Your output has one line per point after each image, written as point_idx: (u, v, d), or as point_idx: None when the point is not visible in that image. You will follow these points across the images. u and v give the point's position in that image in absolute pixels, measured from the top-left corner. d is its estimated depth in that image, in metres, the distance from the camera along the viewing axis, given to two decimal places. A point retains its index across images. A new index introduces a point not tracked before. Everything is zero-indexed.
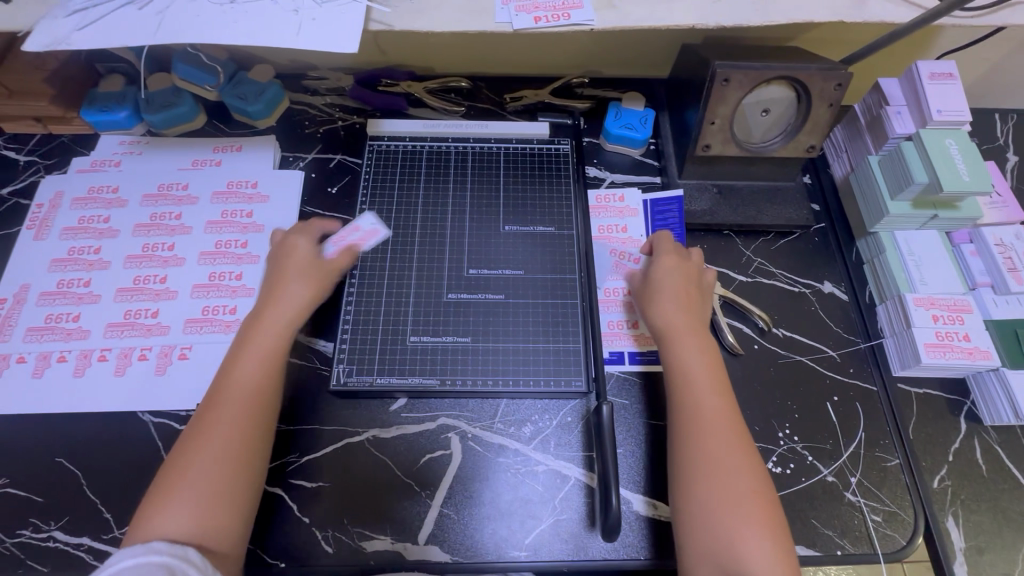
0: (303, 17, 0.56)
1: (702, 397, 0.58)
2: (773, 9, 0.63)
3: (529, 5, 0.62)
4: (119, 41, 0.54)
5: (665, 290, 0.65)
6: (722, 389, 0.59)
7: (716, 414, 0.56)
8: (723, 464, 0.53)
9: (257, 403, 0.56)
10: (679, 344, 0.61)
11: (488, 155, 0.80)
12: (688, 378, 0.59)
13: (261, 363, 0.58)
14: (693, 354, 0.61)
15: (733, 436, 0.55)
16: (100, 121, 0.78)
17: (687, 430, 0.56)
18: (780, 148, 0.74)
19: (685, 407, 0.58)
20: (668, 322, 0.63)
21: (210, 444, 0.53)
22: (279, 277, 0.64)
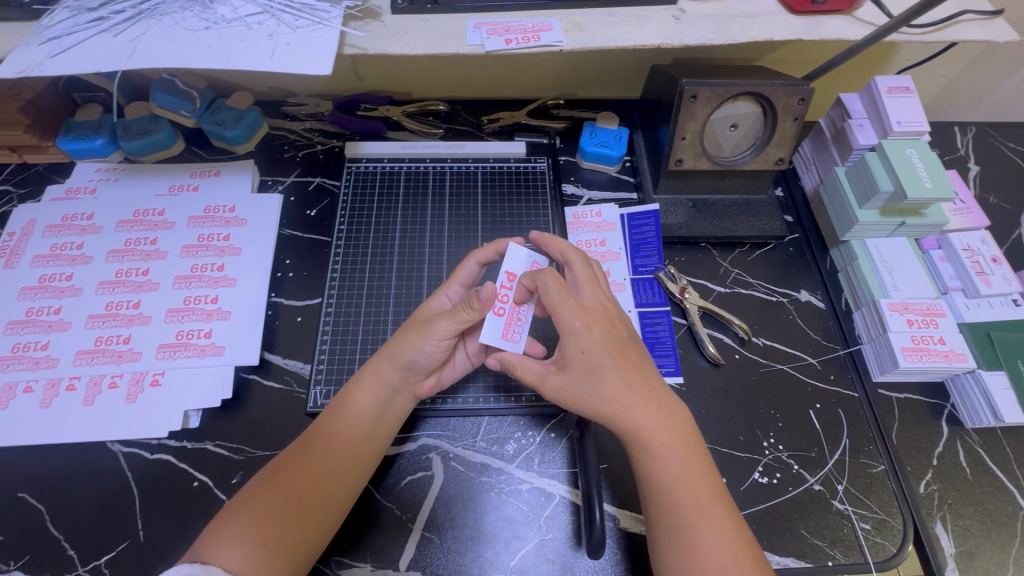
0: (277, 42, 0.57)
1: (692, 513, 0.51)
2: (733, 29, 0.65)
3: (499, 28, 0.64)
4: (92, 67, 0.54)
5: (608, 377, 0.54)
6: (711, 495, 0.52)
7: (717, 536, 0.50)
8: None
9: (349, 464, 0.56)
10: (654, 449, 0.52)
11: (466, 175, 0.80)
12: (677, 491, 0.51)
13: (362, 422, 0.58)
14: (670, 458, 0.52)
15: (737, 554, 0.49)
16: (76, 149, 0.78)
17: (682, 557, 0.50)
18: (750, 161, 0.76)
19: (677, 529, 0.51)
20: (632, 425, 0.53)
21: (295, 495, 0.53)
22: (404, 330, 0.60)
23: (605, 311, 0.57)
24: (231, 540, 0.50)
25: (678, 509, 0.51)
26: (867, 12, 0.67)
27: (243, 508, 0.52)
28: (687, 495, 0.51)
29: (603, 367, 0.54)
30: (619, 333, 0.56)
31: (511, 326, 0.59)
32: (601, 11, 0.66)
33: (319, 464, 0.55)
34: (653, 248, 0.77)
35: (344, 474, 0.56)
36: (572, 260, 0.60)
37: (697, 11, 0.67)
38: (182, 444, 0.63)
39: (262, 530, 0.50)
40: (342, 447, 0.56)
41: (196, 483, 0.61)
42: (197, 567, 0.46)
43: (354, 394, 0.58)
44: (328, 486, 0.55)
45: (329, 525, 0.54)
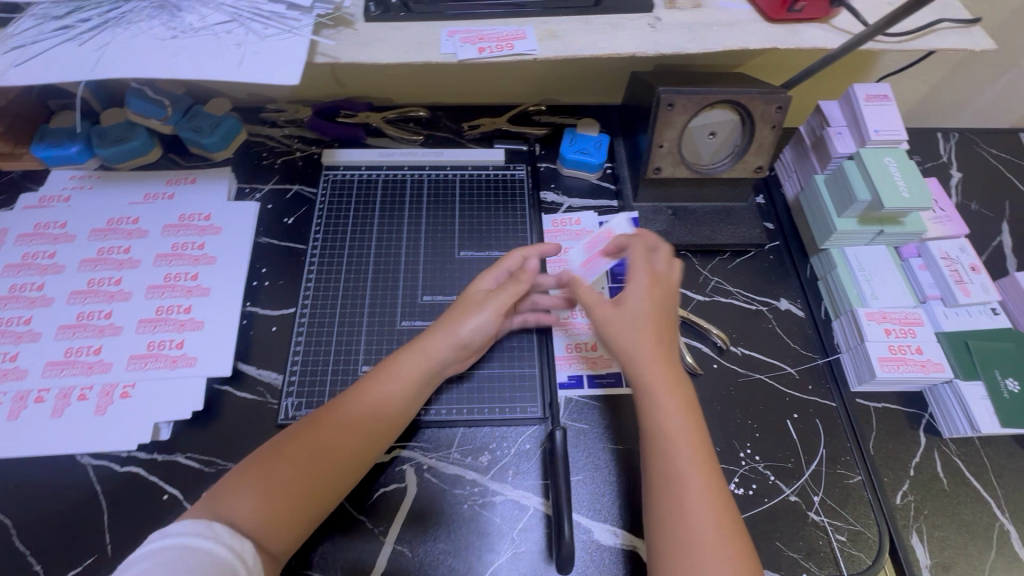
0: (245, 51, 0.57)
1: (684, 467, 0.52)
2: (709, 37, 0.65)
3: (473, 37, 0.63)
4: (56, 76, 0.53)
5: (643, 328, 0.59)
6: (705, 452, 0.54)
7: (704, 491, 0.51)
8: (706, 555, 0.48)
9: (376, 431, 0.57)
10: (659, 394, 0.56)
11: (444, 183, 0.79)
12: (675, 442, 0.54)
13: (400, 393, 0.59)
14: (672, 408, 0.56)
15: (720, 518, 0.50)
16: (50, 156, 0.78)
17: (668, 505, 0.51)
18: (729, 170, 0.76)
19: (667, 479, 0.52)
20: (646, 373, 0.57)
21: (312, 455, 0.54)
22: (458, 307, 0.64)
23: (665, 284, 0.64)
24: (244, 487, 0.51)
25: (673, 453, 0.53)
26: (843, 21, 0.67)
27: (262, 456, 0.53)
28: (683, 450, 0.53)
29: (643, 319, 0.60)
30: (668, 306, 0.62)
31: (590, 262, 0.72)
32: (576, 19, 0.66)
33: (345, 426, 0.56)
34: None
35: (363, 445, 0.56)
36: (661, 246, 0.67)
37: (673, 19, 0.66)
38: (152, 456, 0.63)
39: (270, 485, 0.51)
40: (373, 415, 0.57)
41: (165, 496, 0.61)
42: (203, 525, 0.47)
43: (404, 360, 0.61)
44: (345, 452, 0.55)
45: (334, 494, 0.55)
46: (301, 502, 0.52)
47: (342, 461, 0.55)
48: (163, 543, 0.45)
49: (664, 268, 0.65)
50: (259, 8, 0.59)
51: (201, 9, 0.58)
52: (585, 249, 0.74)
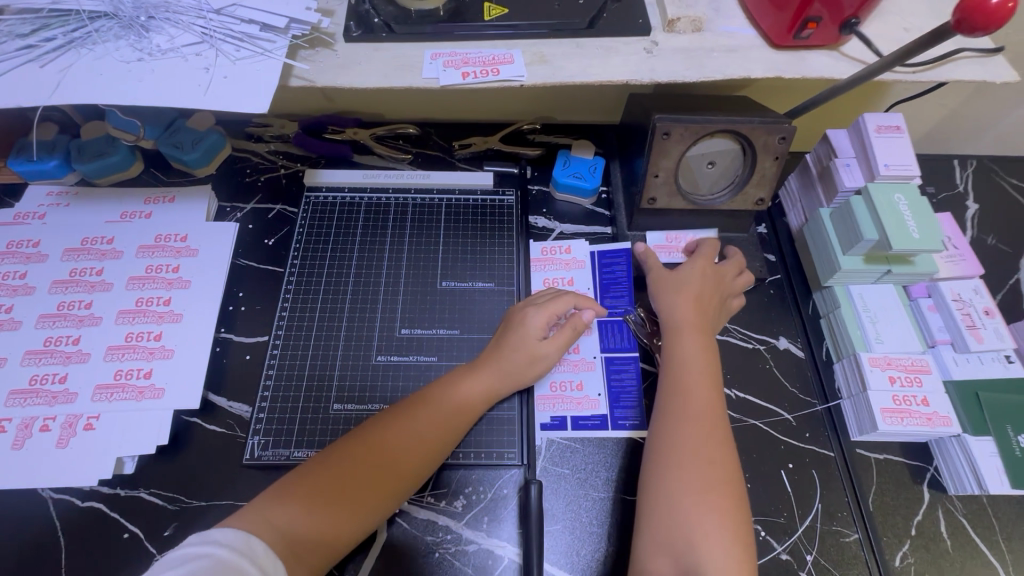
0: (213, 75, 0.54)
1: (692, 388, 0.59)
2: (709, 65, 0.61)
3: (456, 60, 0.60)
4: (15, 101, 0.51)
5: (688, 291, 0.66)
6: (713, 388, 0.60)
7: (706, 410, 0.58)
8: (697, 458, 0.54)
9: (443, 438, 0.58)
10: (685, 336, 0.63)
11: (429, 207, 0.75)
12: (691, 368, 0.60)
13: (471, 399, 0.60)
14: (694, 350, 0.62)
15: (715, 434, 0.56)
16: (28, 171, 0.75)
17: (672, 416, 0.57)
18: (728, 202, 0.72)
19: (674, 394, 0.59)
20: (677, 318, 0.64)
21: (382, 449, 0.55)
22: (506, 337, 0.63)
23: (717, 274, 0.69)
24: (307, 485, 0.52)
25: (685, 380, 0.60)
26: (854, 48, 0.62)
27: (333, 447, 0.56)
28: (694, 376, 0.60)
29: (688, 284, 0.67)
30: (717, 286, 0.68)
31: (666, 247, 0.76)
32: (569, 42, 0.62)
33: (416, 421, 0.57)
34: (623, 289, 0.73)
35: (432, 446, 0.57)
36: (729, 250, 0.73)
37: (671, 44, 0.62)
38: (115, 491, 0.61)
39: (338, 477, 0.53)
40: (445, 413, 0.58)
41: (126, 535, 0.58)
42: (240, 537, 0.46)
43: (482, 366, 0.62)
44: (406, 452, 0.56)
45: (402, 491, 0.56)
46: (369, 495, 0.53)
47: (410, 457, 0.56)
48: (192, 552, 0.44)
49: (724, 267, 0.71)
50: (230, 28, 0.56)
51: (170, 29, 0.56)
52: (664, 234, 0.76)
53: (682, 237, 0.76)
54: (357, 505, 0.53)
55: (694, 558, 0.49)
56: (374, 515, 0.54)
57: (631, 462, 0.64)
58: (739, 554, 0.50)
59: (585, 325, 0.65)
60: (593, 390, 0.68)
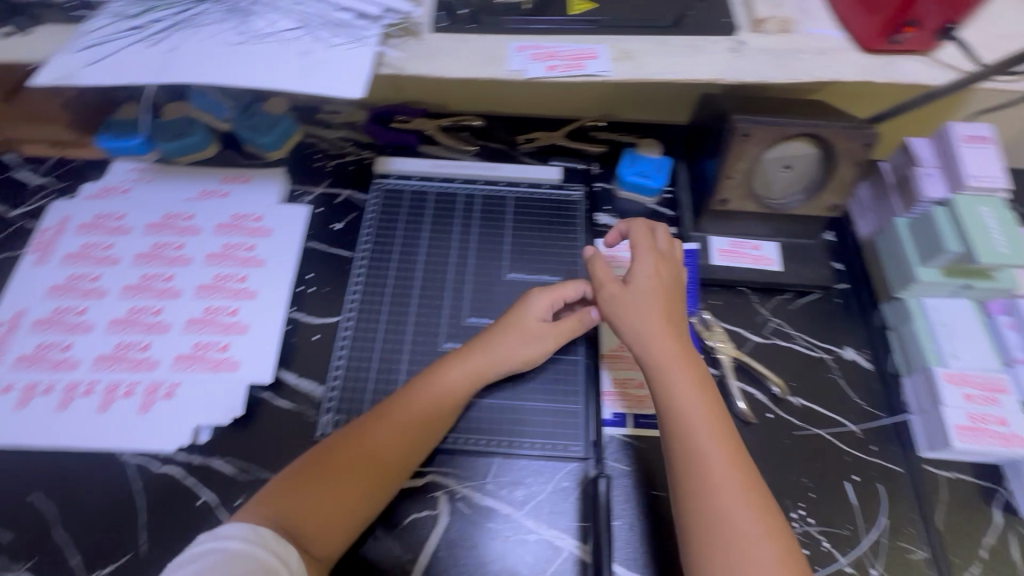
0: (311, 60, 0.55)
1: (703, 434, 0.54)
2: (797, 66, 0.60)
3: (543, 53, 0.61)
4: (127, 78, 0.53)
5: (652, 306, 0.61)
6: (718, 420, 0.56)
7: (721, 467, 0.53)
8: (742, 519, 0.50)
9: (414, 440, 0.58)
10: (669, 370, 0.58)
11: (497, 199, 0.76)
12: (691, 422, 0.55)
13: (441, 399, 0.60)
14: (684, 383, 0.57)
15: (749, 497, 0.52)
16: (115, 148, 0.79)
17: (693, 468, 0.53)
18: (801, 206, 0.71)
19: (686, 454, 0.54)
20: (655, 352, 0.59)
21: (356, 453, 0.55)
22: (504, 328, 0.63)
23: (670, 265, 0.65)
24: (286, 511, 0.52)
25: (688, 429, 0.55)
26: (948, 54, 0.61)
27: (303, 463, 0.55)
28: (702, 427, 0.55)
29: (650, 296, 0.61)
30: (674, 284, 0.64)
31: (731, 252, 0.76)
32: (653, 39, 0.62)
33: (390, 422, 0.57)
34: (688, 291, 0.73)
35: (405, 444, 0.57)
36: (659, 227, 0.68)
37: (757, 44, 0.62)
38: (190, 459, 0.62)
39: (314, 491, 0.53)
40: (420, 413, 0.58)
41: (199, 502, 0.60)
42: (248, 530, 0.49)
43: (447, 369, 0.61)
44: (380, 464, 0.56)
45: (387, 493, 0.56)
46: (354, 500, 0.54)
47: (391, 455, 0.56)
48: (214, 548, 0.47)
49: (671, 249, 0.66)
50: (328, 16, 0.58)
51: (270, 15, 0.58)
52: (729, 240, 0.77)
53: (747, 245, 0.76)
54: (346, 509, 0.53)
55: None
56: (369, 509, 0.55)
57: None
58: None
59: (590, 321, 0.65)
60: None
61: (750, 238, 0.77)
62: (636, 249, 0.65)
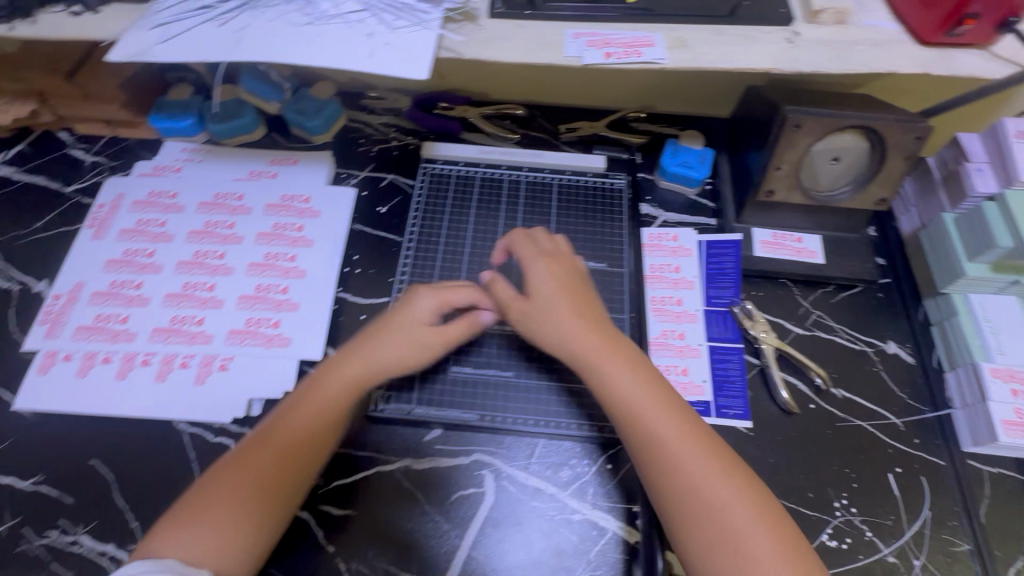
0: (376, 42, 0.57)
1: (656, 421, 0.53)
2: (853, 57, 0.61)
3: (599, 41, 0.61)
4: (198, 55, 0.55)
5: (562, 307, 0.59)
6: (671, 404, 0.55)
7: (673, 447, 0.52)
8: (715, 495, 0.50)
9: (310, 443, 0.56)
10: (602, 367, 0.56)
11: (542, 185, 0.77)
12: (631, 413, 0.54)
13: (328, 404, 0.58)
14: (623, 375, 0.56)
15: (716, 464, 0.51)
16: (166, 127, 0.81)
17: (655, 455, 0.52)
18: (848, 199, 0.71)
19: (644, 446, 0.53)
20: (581, 350, 0.57)
21: (249, 471, 0.53)
22: (386, 329, 0.61)
23: (569, 267, 0.63)
24: (191, 527, 0.50)
25: (637, 420, 0.54)
26: (1006, 48, 0.61)
27: (201, 488, 0.53)
28: (651, 413, 0.54)
29: (556, 299, 0.60)
30: (573, 281, 0.62)
31: (772, 244, 0.76)
32: (707, 28, 0.63)
33: (290, 425, 0.56)
34: (731, 281, 0.73)
35: (305, 447, 0.56)
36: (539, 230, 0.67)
37: (812, 35, 0.62)
38: (242, 433, 0.63)
39: (223, 503, 0.52)
40: (317, 412, 0.57)
41: None
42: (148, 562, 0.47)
43: (328, 375, 0.59)
44: (274, 472, 0.54)
45: (293, 498, 0.55)
46: (263, 512, 0.53)
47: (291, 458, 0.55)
48: None
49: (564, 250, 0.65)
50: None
51: None
52: (771, 232, 0.77)
53: (789, 237, 0.77)
54: (259, 522, 0.52)
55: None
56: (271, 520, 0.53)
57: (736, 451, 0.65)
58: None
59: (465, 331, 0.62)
60: (698, 376, 0.68)
61: (793, 231, 0.77)
62: (522, 257, 0.63)
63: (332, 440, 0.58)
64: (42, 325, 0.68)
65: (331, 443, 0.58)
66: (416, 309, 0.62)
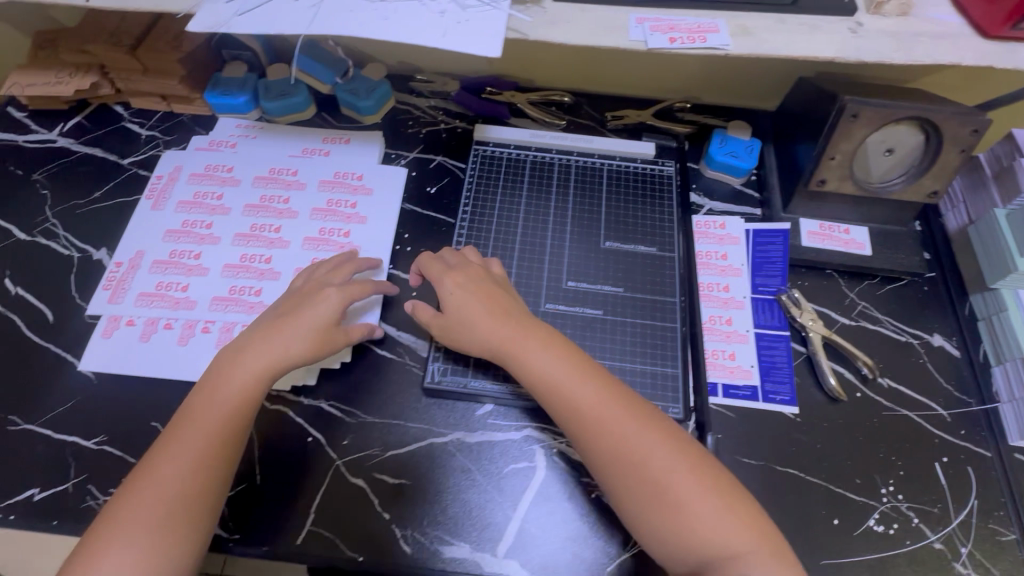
0: (448, 20, 0.58)
1: (578, 401, 0.56)
2: (916, 48, 0.61)
3: (663, 26, 0.62)
4: (276, 28, 0.56)
5: (476, 310, 0.62)
6: (594, 390, 0.57)
7: (593, 417, 0.55)
8: (647, 458, 0.53)
9: (228, 434, 0.56)
10: (521, 360, 0.59)
11: (592, 170, 0.78)
12: (555, 394, 0.57)
13: (235, 395, 0.58)
14: (541, 365, 0.58)
15: (647, 429, 0.55)
16: (221, 104, 0.82)
17: (587, 434, 0.55)
18: (902, 190, 0.72)
19: (577, 431, 0.55)
20: (501, 345, 0.60)
21: (164, 477, 0.53)
22: (284, 322, 0.62)
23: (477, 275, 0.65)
24: (126, 538, 0.50)
25: (563, 407, 0.56)
26: None
27: (120, 506, 0.52)
28: (574, 397, 0.56)
29: (471, 302, 0.62)
30: (483, 281, 0.64)
31: (819, 234, 0.77)
32: (770, 17, 0.63)
33: (206, 420, 0.56)
34: (777, 270, 0.74)
35: (219, 435, 0.56)
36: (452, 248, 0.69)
37: (875, 26, 0.63)
38: (298, 399, 0.66)
39: (150, 509, 0.52)
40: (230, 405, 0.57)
41: (310, 439, 0.64)
42: None
43: (231, 372, 0.59)
44: (197, 468, 0.54)
45: (220, 487, 0.55)
46: (196, 507, 0.53)
47: (211, 451, 0.55)
48: None
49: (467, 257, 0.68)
50: None
51: None
52: (818, 222, 0.78)
53: (836, 228, 0.77)
54: (195, 516, 0.53)
55: (717, 544, 0.50)
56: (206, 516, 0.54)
57: (784, 435, 0.66)
58: (736, 507, 0.52)
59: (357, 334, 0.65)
60: (746, 361, 0.69)
61: (840, 222, 0.78)
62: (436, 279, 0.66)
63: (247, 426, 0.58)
64: (105, 291, 0.69)
65: (243, 429, 0.58)
66: (316, 301, 0.64)
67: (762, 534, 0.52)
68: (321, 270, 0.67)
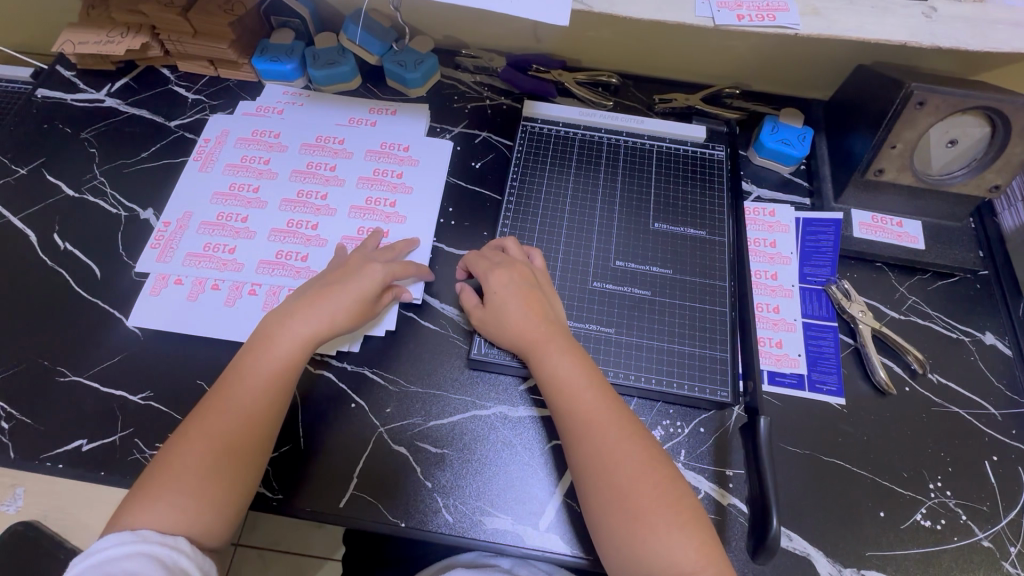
0: None
1: (588, 407, 0.55)
2: (993, 35, 0.59)
3: (731, 2, 0.61)
4: None
5: (510, 308, 0.62)
6: (611, 405, 0.56)
7: (584, 415, 0.55)
8: (634, 485, 0.51)
9: (264, 402, 0.55)
10: (544, 357, 0.59)
11: (641, 152, 0.78)
12: (549, 385, 0.58)
13: (283, 359, 0.57)
14: (563, 366, 0.58)
15: (647, 458, 0.53)
16: (269, 70, 0.82)
17: (585, 443, 0.54)
18: (962, 183, 0.71)
19: (578, 436, 0.55)
20: (527, 341, 0.60)
21: (205, 434, 0.53)
22: (325, 288, 0.61)
23: (522, 271, 0.64)
24: (162, 497, 0.50)
25: (574, 409, 0.56)
26: None
27: (161, 461, 0.52)
28: (587, 402, 0.56)
29: (507, 301, 0.62)
30: (533, 284, 0.64)
31: (872, 226, 0.75)
32: None
33: (244, 384, 0.56)
34: (827, 260, 0.73)
35: (264, 396, 0.55)
36: (504, 240, 0.68)
37: (949, 12, 0.61)
38: (343, 365, 0.66)
39: (190, 471, 0.51)
40: (268, 371, 0.57)
41: (354, 405, 0.64)
42: (125, 535, 0.47)
43: (278, 333, 0.59)
44: (236, 432, 0.53)
45: (266, 445, 0.55)
46: (241, 462, 0.53)
47: (248, 417, 0.54)
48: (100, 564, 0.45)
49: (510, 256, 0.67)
50: None
51: None
52: (871, 214, 0.76)
53: (888, 221, 0.76)
54: (241, 472, 0.53)
55: (665, 564, 0.48)
56: (240, 482, 0.53)
57: (832, 426, 0.65)
58: (696, 531, 0.50)
59: (388, 301, 0.66)
60: (794, 350, 0.68)
61: (893, 216, 0.76)
62: (480, 274, 0.66)
63: (286, 393, 0.57)
64: (153, 249, 0.70)
65: (285, 393, 0.57)
66: (362, 271, 0.63)
67: (718, 560, 0.49)
68: (365, 246, 0.68)
